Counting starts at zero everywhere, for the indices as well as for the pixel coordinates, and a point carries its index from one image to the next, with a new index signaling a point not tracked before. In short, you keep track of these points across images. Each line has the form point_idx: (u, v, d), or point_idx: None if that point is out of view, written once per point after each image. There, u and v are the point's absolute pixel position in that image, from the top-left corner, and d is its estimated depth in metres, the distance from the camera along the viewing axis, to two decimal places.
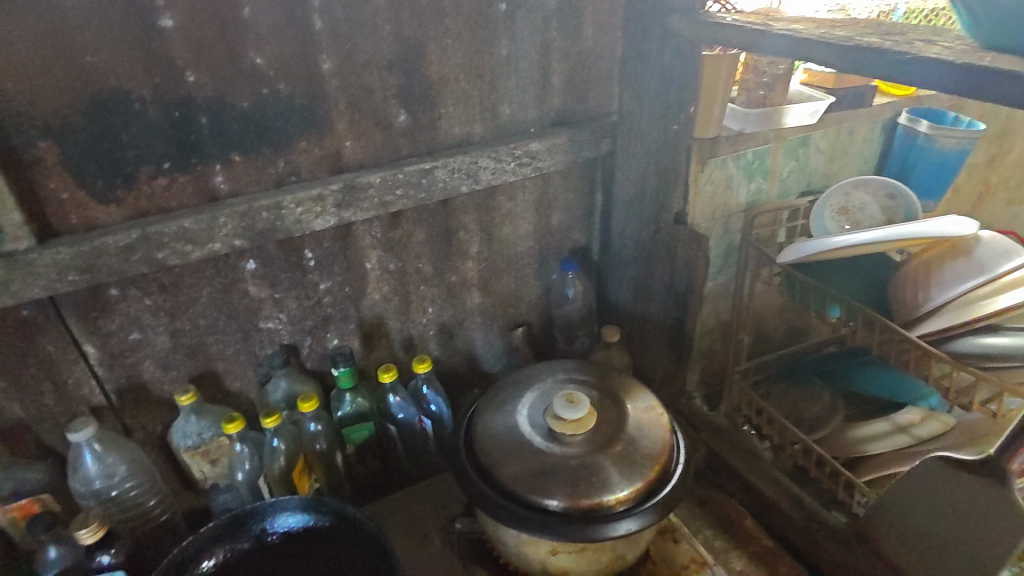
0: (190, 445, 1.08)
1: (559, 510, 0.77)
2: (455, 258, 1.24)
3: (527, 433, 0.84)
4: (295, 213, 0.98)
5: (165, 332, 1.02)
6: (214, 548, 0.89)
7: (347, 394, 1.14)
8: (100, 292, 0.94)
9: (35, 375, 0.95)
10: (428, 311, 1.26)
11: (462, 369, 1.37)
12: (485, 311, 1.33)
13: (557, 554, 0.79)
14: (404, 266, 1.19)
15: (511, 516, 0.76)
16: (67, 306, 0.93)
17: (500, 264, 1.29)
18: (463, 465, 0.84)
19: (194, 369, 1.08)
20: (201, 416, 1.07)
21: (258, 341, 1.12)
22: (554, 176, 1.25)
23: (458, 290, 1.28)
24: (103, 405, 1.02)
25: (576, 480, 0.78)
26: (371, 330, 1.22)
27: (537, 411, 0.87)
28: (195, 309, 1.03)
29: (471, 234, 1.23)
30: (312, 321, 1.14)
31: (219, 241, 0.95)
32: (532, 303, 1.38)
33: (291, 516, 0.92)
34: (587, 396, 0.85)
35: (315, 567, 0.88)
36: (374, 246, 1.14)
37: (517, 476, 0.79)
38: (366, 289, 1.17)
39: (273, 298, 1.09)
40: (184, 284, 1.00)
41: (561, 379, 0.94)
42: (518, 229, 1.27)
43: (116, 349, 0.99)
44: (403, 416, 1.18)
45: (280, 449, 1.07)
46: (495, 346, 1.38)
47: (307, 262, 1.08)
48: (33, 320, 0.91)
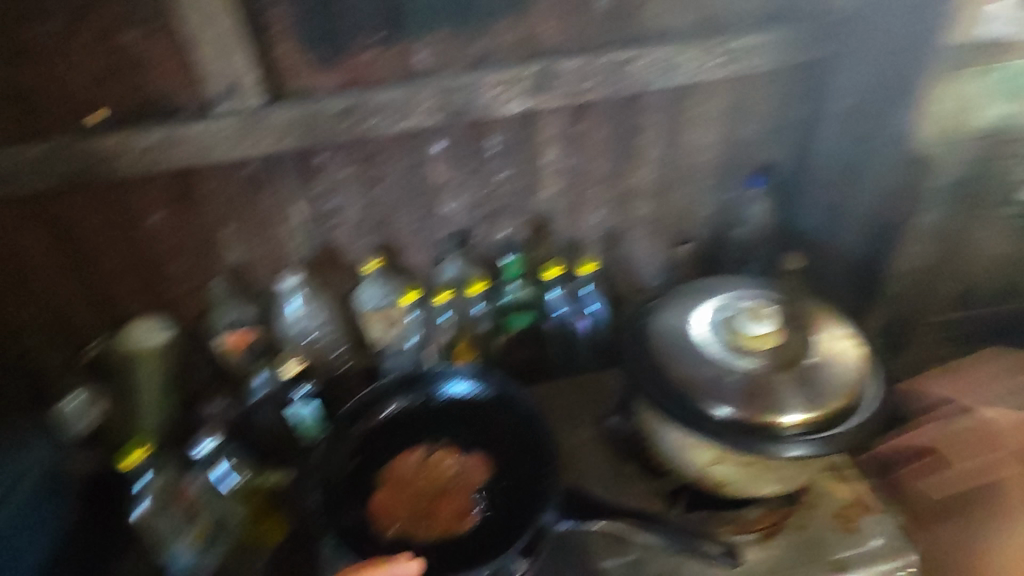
0: (372, 308, 1.18)
1: (729, 419, 0.75)
2: (632, 161, 1.19)
3: (703, 341, 0.83)
4: (488, 95, 0.99)
5: (359, 201, 1.10)
6: (392, 399, 0.98)
7: (513, 283, 1.20)
8: (309, 157, 1.02)
9: (255, 225, 1.08)
10: (598, 214, 1.24)
11: (622, 282, 1.34)
12: (654, 222, 1.29)
13: (720, 464, 0.79)
14: (581, 164, 1.16)
15: (679, 415, 0.77)
16: (284, 167, 1.02)
17: (678, 173, 1.23)
18: (632, 361, 0.84)
19: (379, 240, 1.16)
20: (385, 283, 1.17)
21: (437, 222, 1.17)
22: (755, 80, 1.13)
23: (630, 195, 1.23)
24: (304, 261, 1.14)
25: (753, 394, 0.76)
26: (540, 226, 1.22)
27: (715, 322, 0.85)
28: (387, 183, 1.09)
29: (654, 137, 1.17)
30: (487, 209, 1.17)
31: (416, 118, 0.98)
32: (705, 220, 1.30)
33: (460, 384, 0.99)
34: (773, 314, 0.83)
35: (481, 432, 0.95)
36: (556, 139, 1.12)
37: (690, 380, 0.79)
38: (541, 184, 1.17)
39: (455, 182, 1.12)
40: (379, 158, 1.06)
41: (743, 296, 0.90)
42: (704, 137, 1.19)
43: (319, 212, 1.09)
44: (560, 314, 1.21)
45: (446, 325, 1.19)
46: (658, 260, 1.34)
47: (489, 149, 1.09)
48: (257, 175, 1.02)
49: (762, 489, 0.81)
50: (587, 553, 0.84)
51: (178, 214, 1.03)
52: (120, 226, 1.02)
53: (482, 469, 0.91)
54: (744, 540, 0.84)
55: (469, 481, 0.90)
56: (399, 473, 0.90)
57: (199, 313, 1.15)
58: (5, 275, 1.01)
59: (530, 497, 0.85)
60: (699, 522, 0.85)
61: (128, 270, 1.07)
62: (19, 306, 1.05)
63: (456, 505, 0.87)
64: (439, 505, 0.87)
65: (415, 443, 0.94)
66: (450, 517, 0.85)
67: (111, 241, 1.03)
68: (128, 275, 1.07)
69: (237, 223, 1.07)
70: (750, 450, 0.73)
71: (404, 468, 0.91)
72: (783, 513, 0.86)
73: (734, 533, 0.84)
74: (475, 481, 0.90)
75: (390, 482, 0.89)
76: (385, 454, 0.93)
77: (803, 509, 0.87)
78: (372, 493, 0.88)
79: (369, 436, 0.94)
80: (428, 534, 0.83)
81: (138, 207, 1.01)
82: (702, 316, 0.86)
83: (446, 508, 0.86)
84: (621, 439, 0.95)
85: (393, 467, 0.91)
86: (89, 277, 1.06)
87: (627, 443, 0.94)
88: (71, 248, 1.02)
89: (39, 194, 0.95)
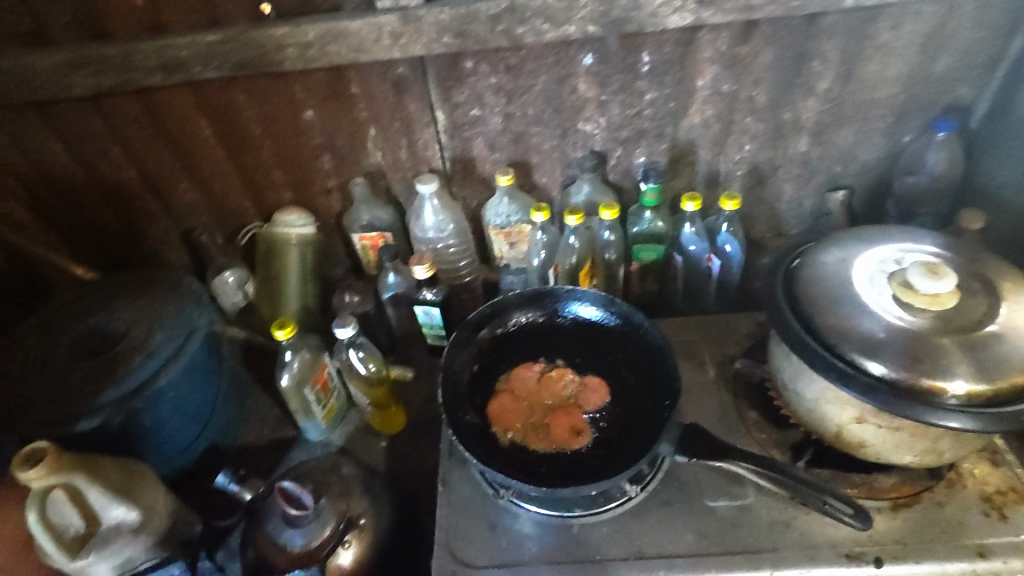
0: (499, 224, 1.19)
1: (882, 378, 0.69)
2: (797, 92, 1.07)
3: (863, 293, 0.75)
4: (653, 4, 0.94)
5: (500, 113, 1.08)
6: (517, 312, 1.00)
7: (646, 212, 1.15)
8: (458, 63, 1.01)
9: (398, 129, 1.09)
10: (746, 148, 1.14)
11: (759, 222, 1.26)
12: (808, 163, 1.17)
13: (861, 424, 0.74)
14: (737, 90, 1.07)
15: (826, 367, 0.71)
16: (432, 70, 1.02)
17: (849, 109, 1.09)
18: (776, 302, 0.79)
19: (514, 155, 1.14)
20: (513, 200, 1.16)
21: (573, 142, 1.13)
22: (963, 4, 0.98)
23: (787, 131, 1.12)
24: (439, 170, 1.16)
25: (918, 355, 0.69)
26: (680, 155, 1.15)
27: (880, 274, 0.77)
28: (529, 96, 1.06)
29: (827, 65, 1.04)
30: (627, 132, 1.11)
31: (574, 24, 0.95)
32: (867, 165, 1.18)
33: (585, 307, 0.99)
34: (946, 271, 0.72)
35: (601, 357, 0.94)
36: (714, 60, 1.03)
37: (844, 332, 0.72)
38: (689, 109, 1.09)
39: (599, 100, 1.07)
40: (525, 68, 1.02)
41: (913, 249, 0.81)
42: (886, 69, 1.05)
43: (459, 121, 1.09)
44: (693, 249, 1.15)
45: (574, 247, 1.11)
46: (803, 204, 1.23)
47: (641, 67, 1.03)
48: (405, 78, 1.03)
49: (906, 458, 0.75)
50: (699, 489, 0.82)
51: (329, 112, 1.07)
52: (278, 119, 1.07)
53: (600, 392, 0.90)
54: (871, 506, 0.79)
55: (586, 401, 0.90)
56: (518, 383, 0.92)
57: (340, 210, 1.21)
58: (179, 158, 1.11)
59: (648, 426, 0.85)
60: (824, 479, 0.81)
61: (282, 163, 1.13)
62: (188, 188, 1.15)
63: (571, 422, 0.87)
64: (554, 420, 0.88)
65: (535, 357, 0.96)
66: (564, 433, 0.86)
67: (269, 133, 1.09)
68: (280, 168, 1.14)
69: (382, 125, 1.09)
70: (905, 416, 0.66)
71: (523, 379, 0.93)
72: (923, 486, 0.80)
73: (858, 496, 0.80)
74: (592, 404, 0.89)
75: (509, 390, 0.92)
76: (505, 364, 0.95)
77: (945, 487, 0.80)
78: (490, 398, 0.91)
79: (492, 344, 0.97)
80: (542, 446, 0.85)
81: (295, 102, 1.05)
82: (864, 266, 0.78)
83: (561, 424, 0.87)
84: (752, 385, 0.93)
85: (512, 377, 0.93)
86: (247, 167, 1.13)
87: (754, 386, 0.93)
88: (234, 137, 1.09)
89: (212, 81, 1.01)
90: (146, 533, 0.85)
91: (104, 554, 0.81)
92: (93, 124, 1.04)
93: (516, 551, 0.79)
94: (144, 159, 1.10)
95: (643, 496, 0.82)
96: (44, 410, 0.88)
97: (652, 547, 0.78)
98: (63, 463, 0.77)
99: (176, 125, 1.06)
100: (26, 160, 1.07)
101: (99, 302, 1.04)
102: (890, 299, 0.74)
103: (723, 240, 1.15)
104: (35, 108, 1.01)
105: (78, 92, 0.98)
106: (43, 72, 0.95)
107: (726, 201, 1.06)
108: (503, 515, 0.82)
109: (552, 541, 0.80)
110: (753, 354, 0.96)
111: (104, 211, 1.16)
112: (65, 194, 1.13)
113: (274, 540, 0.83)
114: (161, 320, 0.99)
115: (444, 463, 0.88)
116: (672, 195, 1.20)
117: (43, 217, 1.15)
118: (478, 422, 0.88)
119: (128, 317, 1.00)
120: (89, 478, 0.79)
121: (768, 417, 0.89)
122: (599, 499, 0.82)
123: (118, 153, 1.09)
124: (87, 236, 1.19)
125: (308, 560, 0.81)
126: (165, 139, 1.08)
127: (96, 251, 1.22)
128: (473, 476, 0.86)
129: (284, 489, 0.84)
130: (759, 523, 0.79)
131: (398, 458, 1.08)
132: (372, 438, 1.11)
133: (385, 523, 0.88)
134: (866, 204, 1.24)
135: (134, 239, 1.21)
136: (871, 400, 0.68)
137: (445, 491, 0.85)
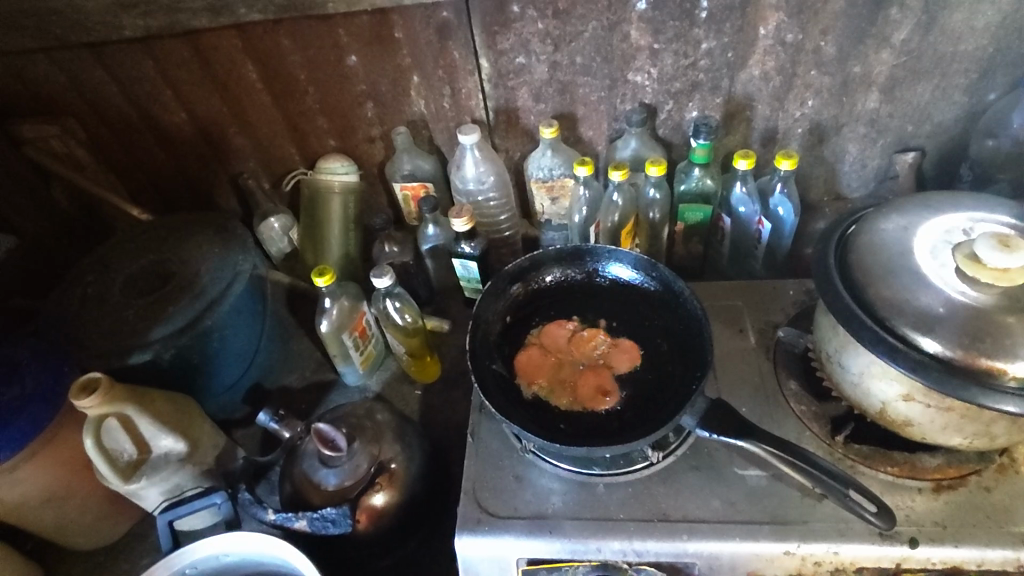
0: (541, 178, 1.16)
1: (937, 355, 0.65)
2: (869, 43, 0.98)
3: (924, 264, 0.70)
4: None
5: (546, 61, 1.04)
6: (553, 268, 0.99)
7: (694, 169, 1.09)
8: (504, 7, 0.97)
9: (441, 77, 1.07)
10: (808, 103, 1.07)
11: (817, 183, 1.19)
12: (876, 121, 1.09)
13: (907, 403, 0.70)
14: (803, 40, 0.99)
15: (875, 341, 0.67)
16: (477, 15, 0.98)
17: (927, 62, 1.00)
18: (827, 269, 0.75)
19: (560, 106, 1.10)
20: (556, 153, 1.12)
21: (622, 94, 1.08)
22: None
23: (855, 86, 1.04)
24: (482, 120, 1.13)
25: (979, 333, 0.64)
26: (735, 110, 1.08)
27: (944, 245, 0.71)
28: (578, 44, 1.01)
29: (907, 13, 0.95)
30: (680, 84, 1.05)
31: None
32: (941, 126, 1.09)
33: (624, 268, 0.97)
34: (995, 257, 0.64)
35: (636, 320, 0.92)
36: (779, 6, 0.95)
37: (898, 305, 0.68)
38: (748, 60, 1.02)
39: (651, 49, 1.01)
40: (575, 13, 0.97)
41: (987, 219, 0.74)
42: (975, 18, 0.95)
43: (504, 69, 1.05)
44: (743, 210, 1.10)
45: (617, 205, 1.07)
46: (867, 166, 1.16)
47: (699, 13, 0.97)
48: (450, 23, 0.99)
49: (954, 439, 0.71)
50: (729, 458, 0.81)
51: (373, 58, 1.05)
52: (321, 65, 1.06)
53: (631, 355, 0.89)
54: (911, 485, 0.76)
55: (616, 363, 0.89)
56: (549, 339, 0.92)
57: (382, 159, 1.21)
58: (227, 103, 1.12)
59: (679, 392, 0.83)
60: (863, 455, 0.79)
61: (325, 110, 1.13)
62: (236, 132, 1.16)
63: (600, 382, 0.87)
64: (582, 379, 0.87)
65: (569, 315, 0.95)
66: (591, 393, 0.86)
67: (313, 79, 1.08)
68: (324, 114, 1.14)
69: (425, 71, 1.06)
70: (958, 397, 0.63)
71: (554, 336, 0.92)
72: (970, 469, 0.76)
73: (898, 476, 0.77)
74: (622, 366, 0.88)
75: (539, 343, 0.92)
76: (538, 319, 0.95)
77: (994, 472, 0.76)
78: (519, 350, 0.91)
79: (524, 300, 0.97)
80: (567, 403, 0.85)
81: (339, 46, 1.03)
82: (927, 235, 0.73)
83: (588, 383, 0.86)
84: (795, 354, 0.90)
85: (544, 332, 0.93)
86: (292, 113, 1.13)
87: (797, 356, 0.89)
88: (279, 82, 1.08)
89: (258, 23, 1.00)
90: (193, 462, 0.91)
91: (154, 479, 0.87)
92: (143, 66, 1.05)
93: (540, 504, 0.80)
94: (193, 103, 1.11)
95: (668, 461, 0.82)
96: (100, 342, 0.93)
97: (676, 511, 0.77)
98: (115, 394, 0.81)
99: (223, 69, 1.07)
100: (84, 101, 1.10)
101: (153, 243, 1.08)
102: (953, 272, 0.69)
103: (776, 203, 1.08)
104: (90, 49, 1.03)
105: (129, 33, 0.99)
106: (95, 12, 0.97)
107: (782, 160, 1.00)
108: (528, 469, 0.83)
109: (576, 497, 0.80)
110: (798, 323, 0.93)
111: (157, 154, 1.19)
112: (120, 135, 1.16)
113: (310, 477, 0.86)
114: (207, 262, 1.03)
115: (474, 416, 0.89)
116: (724, 153, 1.14)
117: (100, 158, 1.19)
118: (504, 371, 0.88)
119: (179, 257, 1.04)
120: (140, 409, 0.84)
121: (808, 389, 0.86)
122: (620, 462, 0.82)
123: (169, 96, 1.10)
124: (141, 178, 1.23)
125: (341, 498, 0.84)
126: (212, 82, 1.08)
127: (150, 193, 1.26)
128: (501, 430, 0.87)
129: (319, 431, 0.86)
130: (789, 495, 0.77)
131: (430, 406, 1.11)
132: (407, 386, 1.13)
133: (415, 468, 0.90)
134: (937, 168, 1.15)
135: (187, 182, 1.24)
136: (921, 379, 0.64)
137: (474, 442, 0.86)
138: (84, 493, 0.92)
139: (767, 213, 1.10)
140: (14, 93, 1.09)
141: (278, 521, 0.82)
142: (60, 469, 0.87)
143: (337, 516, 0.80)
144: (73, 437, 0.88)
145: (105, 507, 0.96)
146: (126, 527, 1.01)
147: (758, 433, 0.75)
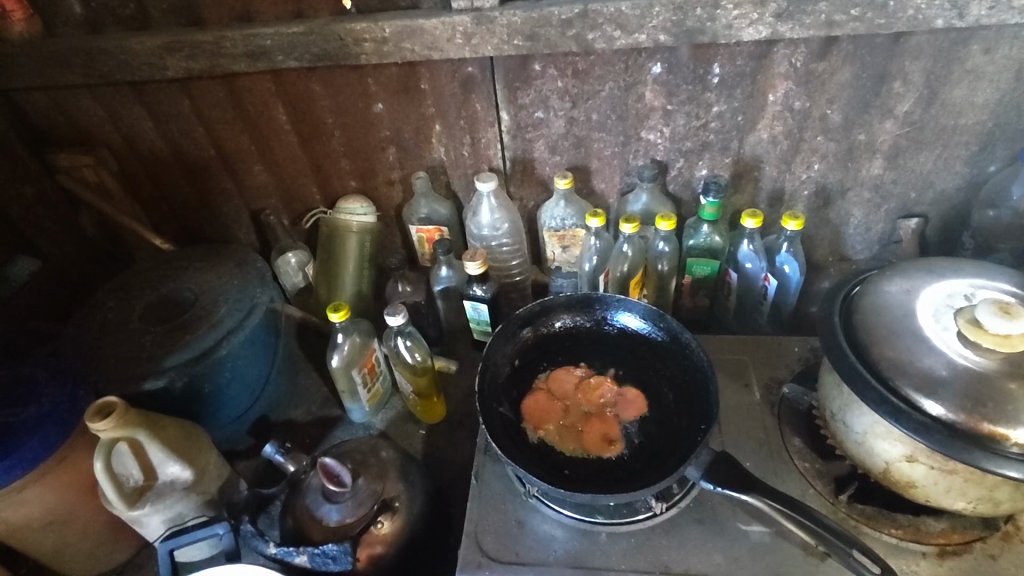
0: (554, 226, 1.19)
1: (941, 418, 0.66)
2: (874, 113, 1.03)
3: (926, 327, 0.72)
4: (729, 15, 0.92)
5: (564, 116, 1.08)
6: (562, 314, 1.01)
7: (703, 226, 1.13)
8: (527, 65, 1.02)
9: (462, 127, 1.12)
10: (814, 167, 1.11)
11: (822, 244, 1.23)
12: (879, 187, 1.13)
13: (911, 464, 0.71)
14: (811, 108, 1.03)
15: (878, 401, 0.69)
16: (500, 72, 1.04)
17: (930, 133, 1.05)
18: (832, 329, 0.77)
19: (576, 158, 1.14)
20: (569, 204, 1.16)
21: (634, 150, 1.12)
22: None
23: (860, 153, 1.08)
24: (499, 169, 1.17)
25: (981, 397, 0.65)
26: (744, 170, 1.12)
27: (946, 308, 0.73)
28: (594, 102, 1.06)
29: (909, 87, 1.00)
30: (691, 143, 1.10)
31: (645, 33, 0.95)
32: (942, 194, 1.13)
33: (633, 317, 0.98)
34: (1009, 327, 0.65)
35: (642, 370, 0.94)
36: (788, 76, 1.00)
37: (902, 366, 0.69)
38: (757, 124, 1.06)
39: (665, 109, 1.06)
40: (593, 73, 1.03)
41: (988, 286, 0.76)
42: (974, 94, 0.99)
43: (523, 122, 1.10)
44: (749, 266, 1.13)
45: (627, 255, 1.10)
46: (871, 230, 1.19)
47: (711, 78, 1.01)
48: (474, 77, 1.05)
49: (957, 503, 0.71)
50: (732, 512, 0.81)
51: (398, 106, 1.10)
52: (349, 111, 1.11)
53: (638, 404, 0.90)
54: (915, 549, 0.76)
55: (623, 412, 0.90)
56: (556, 384, 0.93)
57: (400, 201, 1.25)
58: (255, 141, 1.16)
59: (684, 443, 0.84)
60: (867, 515, 0.79)
61: (349, 153, 1.17)
62: (262, 170, 1.21)
63: (605, 430, 0.87)
64: (588, 425, 0.88)
65: (577, 361, 0.96)
66: (597, 440, 0.86)
67: (340, 123, 1.13)
68: (348, 157, 1.18)
69: (448, 121, 1.11)
70: (962, 460, 0.63)
71: (562, 381, 0.93)
72: (975, 535, 0.76)
73: (902, 539, 0.76)
74: (628, 415, 0.89)
75: (546, 388, 0.93)
76: (546, 364, 0.96)
77: (1000, 540, 0.76)
78: (526, 394, 0.93)
79: (533, 344, 0.99)
80: (572, 448, 0.85)
81: (368, 94, 1.08)
82: (929, 299, 0.75)
83: (594, 430, 0.87)
84: (799, 411, 0.91)
85: (552, 377, 0.94)
86: (317, 154, 1.18)
87: (800, 413, 0.90)
88: (307, 125, 1.14)
89: (293, 70, 1.05)
90: (197, 491, 0.91)
91: (158, 506, 0.88)
92: (180, 104, 1.11)
93: (541, 550, 0.80)
94: (223, 140, 1.17)
95: (671, 512, 0.81)
96: (117, 367, 0.95)
97: (678, 564, 0.77)
98: (129, 418, 0.82)
99: (255, 111, 1.12)
100: (119, 134, 1.16)
101: (174, 271, 1.11)
102: (956, 336, 0.70)
103: (782, 262, 1.11)
104: (132, 86, 1.08)
105: (170, 74, 1.04)
106: (140, 54, 1.01)
107: (788, 220, 1.03)
108: (531, 514, 0.83)
109: (577, 546, 0.80)
110: (803, 380, 0.94)
111: (184, 187, 1.24)
112: (150, 168, 1.21)
113: (312, 513, 0.87)
114: (226, 293, 1.05)
115: (479, 457, 0.89)
116: (732, 211, 1.18)
117: (129, 188, 1.24)
118: (510, 414, 0.89)
119: (198, 287, 1.07)
120: (150, 434, 0.85)
121: (812, 447, 0.86)
122: (622, 511, 0.82)
123: (201, 133, 1.15)
124: (167, 210, 1.28)
125: (342, 535, 0.85)
126: (243, 121, 1.13)
127: (173, 224, 1.30)
128: (505, 473, 0.87)
129: (324, 465, 0.88)
130: (792, 554, 0.76)
131: (434, 446, 1.11)
132: (411, 424, 1.14)
133: (418, 509, 0.90)
134: (939, 234, 1.18)
135: (210, 216, 1.29)
136: (924, 440, 0.65)
137: (477, 485, 0.86)
138: (88, 517, 0.92)
139: (773, 270, 1.13)
140: (55, 123, 1.14)
141: (278, 555, 0.82)
142: (66, 493, 0.88)
143: (337, 553, 0.80)
144: (81, 459, 0.88)
145: (106, 533, 0.96)
146: (126, 555, 1.01)
147: (762, 487, 0.75)
